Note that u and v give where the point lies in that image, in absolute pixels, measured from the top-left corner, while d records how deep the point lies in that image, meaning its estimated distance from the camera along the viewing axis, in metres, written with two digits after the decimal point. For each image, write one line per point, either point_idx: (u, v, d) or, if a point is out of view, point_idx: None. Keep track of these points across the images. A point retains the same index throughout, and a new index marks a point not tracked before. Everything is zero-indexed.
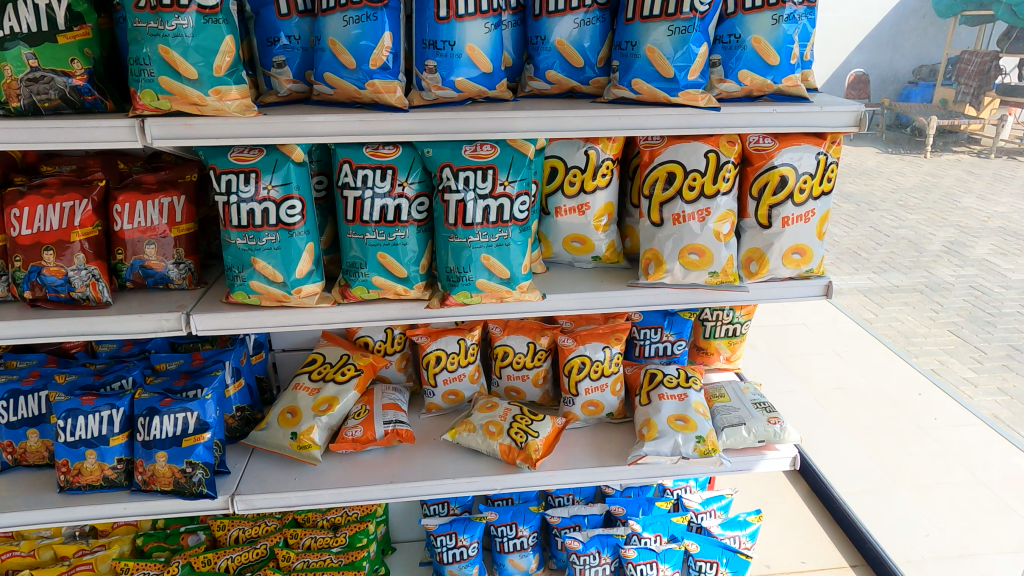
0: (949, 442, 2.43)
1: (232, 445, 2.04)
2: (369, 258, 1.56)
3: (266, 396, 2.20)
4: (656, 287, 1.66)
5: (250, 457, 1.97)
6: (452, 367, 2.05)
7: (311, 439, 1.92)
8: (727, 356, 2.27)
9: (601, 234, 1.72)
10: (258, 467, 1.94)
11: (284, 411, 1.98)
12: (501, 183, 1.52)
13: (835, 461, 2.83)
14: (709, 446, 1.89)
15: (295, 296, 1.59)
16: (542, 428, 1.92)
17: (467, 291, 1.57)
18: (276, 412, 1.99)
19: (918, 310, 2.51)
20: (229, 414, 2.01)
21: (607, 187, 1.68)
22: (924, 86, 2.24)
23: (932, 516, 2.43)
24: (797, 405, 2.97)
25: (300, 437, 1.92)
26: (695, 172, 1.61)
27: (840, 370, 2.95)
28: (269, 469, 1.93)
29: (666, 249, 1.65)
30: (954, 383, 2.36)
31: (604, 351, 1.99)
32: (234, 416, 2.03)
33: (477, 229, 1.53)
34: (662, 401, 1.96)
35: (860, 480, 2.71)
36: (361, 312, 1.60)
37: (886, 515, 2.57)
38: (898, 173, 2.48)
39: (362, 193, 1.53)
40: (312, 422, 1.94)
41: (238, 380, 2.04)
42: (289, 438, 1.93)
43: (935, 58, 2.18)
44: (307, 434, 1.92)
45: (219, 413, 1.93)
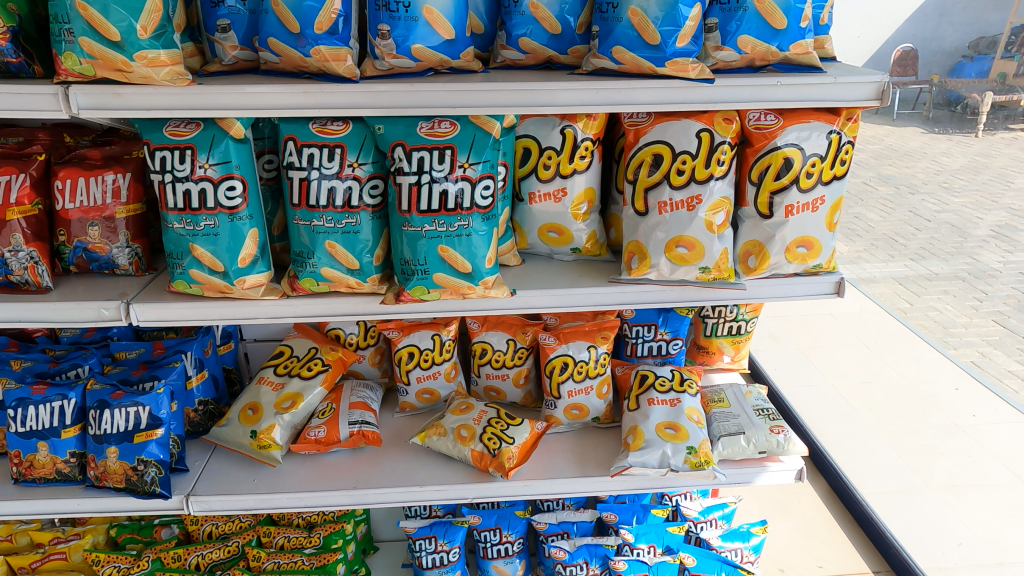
0: (991, 442, 2.18)
1: (193, 440, 1.93)
2: (317, 248, 1.41)
3: (235, 388, 2.09)
4: (640, 283, 1.49)
5: (210, 455, 1.86)
6: (426, 365, 1.90)
7: (271, 439, 1.79)
8: (732, 353, 2.08)
9: (579, 223, 1.54)
10: (218, 466, 1.82)
11: (245, 408, 1.87)
12: (461, 165, 1.33)
13: (859, 459, 2.57)
14: (702, 458, 1.69)
15: (238, 287, 1.44)
16: (519, 433, 1.77)
17: (423, 286, 1.40)
18: (237, 407, 1.88)
19: (959, 299, 2.25)
20: (190, 408, 1.89)
21: (587, 170, 1.49)
22: (982, 60, 1.93)
23: (967, 521, 2.17)
24: (820, 402, 2.81)
25: (259, 436, 1.80)
26: (686, 154, 1.42)
27: (870, 364, 2.75)
28: (232, 469, 1.82)
29: (651, 243, 1.46)
30: (995, 376, 2.10)
31: (589, 351, 1.81)
32: (196, 410, 1.91)
33: (434, 219, 1.35)
34: (651, 406, 1.77)
35: (886, 480, 2.45)
36: (311, 307, 1.47)
37: (914, 518, 2.30)
38: (945, 154, 2.19)
39: (308, 174, 1.36)
40: (273, 420, 1.82)
41: (200, 373, 1.91)
42: (249, 437, 1.81)
43: (997, 28, 1.89)
44: (267, 433, 1.80)
45: (178, 405, 1.80)
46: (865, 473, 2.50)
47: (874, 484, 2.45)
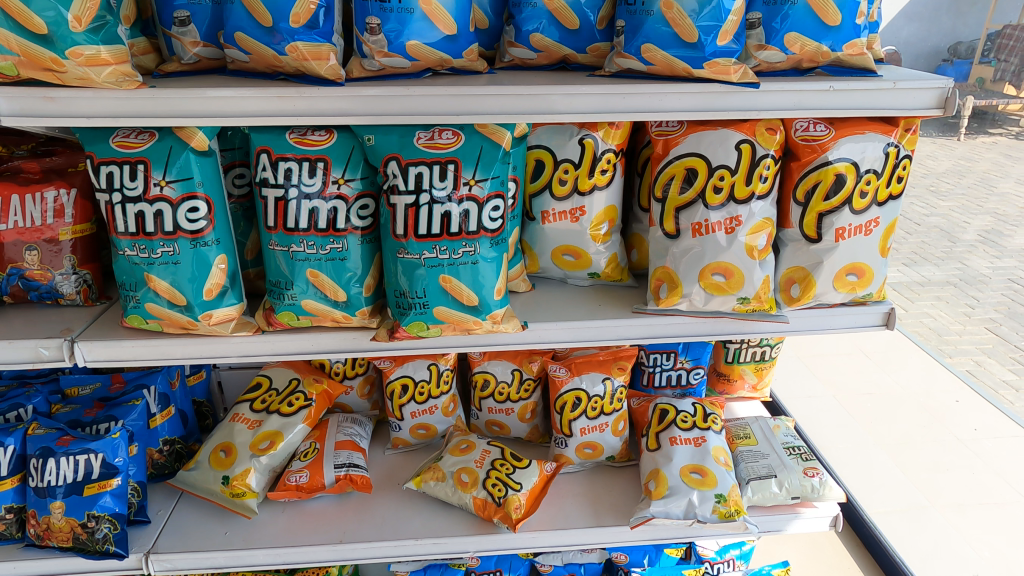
0: (993, 456, 2.15)
1: (156, 483, 1.72)
2: (297, 277, 1.21)
3: (206, 422, 1.88)
4: (669, 315, 1.31)
5: (177, 501, 1.66)
6: (421, 399, 1.70)
7: (246, 486, 1.60)
8: (752, 385, 1.90)
9: (598, 246, 1.35)
10: (184, 516, 1.62)
11: (216, 449, 1.66)
12: (466, 182, 1.13)
13: (858, 475, 2.31)
14: (732, 507, 1.51)
15: (204, 323, 1.24)
16: (526, 478, 1.57)
17: (422, 322, 1.20)
18: (207, 449, 1.67)
19: (951, 306, 2.15)
20: (154, 449, 1.68)
21: (608, 186, 1.30)
22: (960, 63, 1.77)
23: (979, 543, 2.01)
24: (818, 411, 2.52)
25: (232, 482, 1.59)
26: (724, 169, 1.23)
27: (873, 376, 2.59)
28: (202, 519, 1.61)
29: (682, 270, 1.28)
30: (991, 386, 2.05)
31: (604, 384, 1.62)
32: (160, 450, 1.69)
33: (435, 244, 1.15)
34: (673, 446, 1.59)
35: (890, 498, 2.22)
36: (292, 344, 1.27)
37: (924, 540, 2.08)
38: (930, 157, 2.09)
39: (285, 192, 1.16)
40: (247, 464, 1.61)
41: (166, 409, 1.70)
42: (220, 484, 1.61)
43: (970, 35, 1.78)
44: (241, 480, 1.60)
45: (138, 448, 1.59)
46: (867, 488, 2.25)
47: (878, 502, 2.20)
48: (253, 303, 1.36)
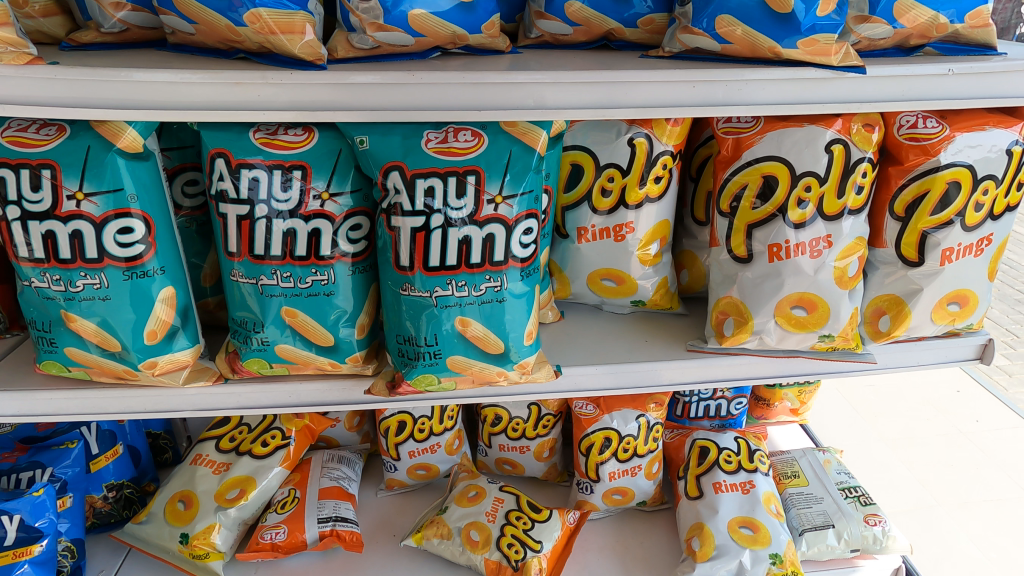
0: (995, 453, 1.86)
1: (100, 533, 1.45)
2: (270, 318, 0.94)
3: (164, 456, 1.61)
4: (733, 355, 1.07)
5: (127, 555, 1.42)
6: (422, 436, 1.45)
7: (209, 546, 1.34)
8: (791, 409, 1.67)
9: (645, 269, 1.09)
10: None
11: (174, 499, 1.40)
12: (490, 199, 0.86)
13: (868, 475, 1.74)
14: (789, 569, 1.29)
15: (146, 372, 0.97)
16: (546, 535, 1.33)
17: (432, 375, 0.94)
18: (163, 498, 1.41)
19: None
20: (95, 497, 1.41)
21: (662, 197, 1.04)
22: None
23: (990, 554, 1.57)
24: (827, 407, 1.93)
25: (192, 542, 1.33)
26: (811, 178, 0.98)
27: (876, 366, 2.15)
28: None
29: (753, 303, 1.03)
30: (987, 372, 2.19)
31: (638, 422, 1.38)
32: (105, 498, 1.43)
33: (449, 279, 0.88)
34: (719, 495, 1.36)
35: (892, 496, 1.70)
36: (264, 397, 1.01)
37: (937, 551, 1.57)
38: None
39: (251, 209, 0.88)
40: (211, 520, 1.35)
41: (111, 448, 1.42)
42: (177, 543, 1.35)
43: None
44: (203, 538, 1.34)
45: (73, 500, 1.33)
46: (877, 489, 1.70)
47: (883, 499, 1.67)
48: (215, 341, 1.09)
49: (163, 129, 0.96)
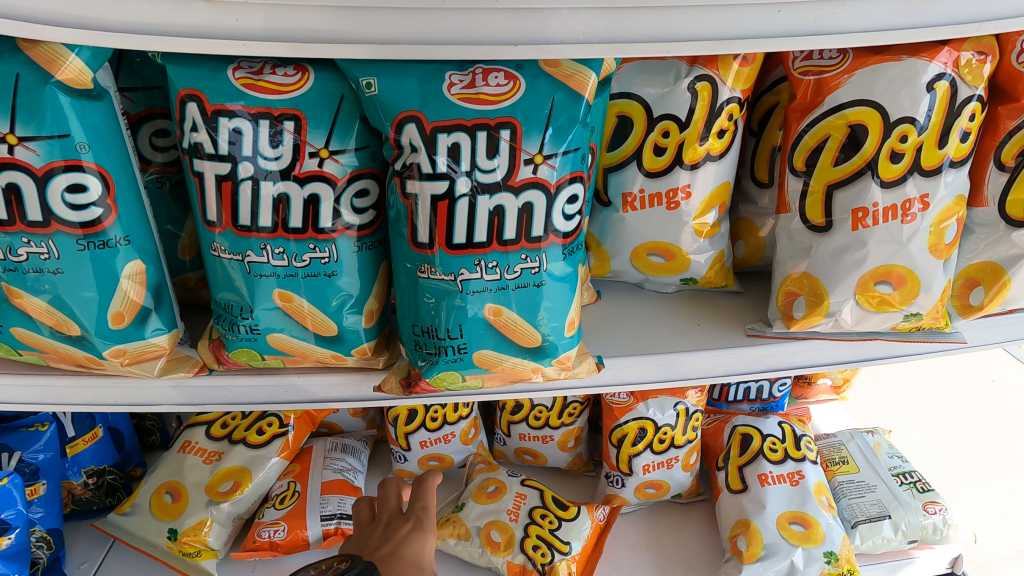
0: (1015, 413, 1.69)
1: (83, 519, 1.33)
2: (259, 302, 0.78)
3: (150, 439, 1.44)
4: (802, 340, 0.92)
5: (111, 546, 1.29)
6: (434, 424, 1.30)
7: (200, 543, 1.20)
8: (834, 387, 1.52)
9: (700, 242, 0.93)
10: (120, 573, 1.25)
11: (161, 490, 1.26)
12: (529, 159, 0.69)
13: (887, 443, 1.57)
14: (845, 568, 1.16)
15: (114, 361, 0.82)
16: (574, 534, 1.20)
17: (455, 372, 0.79)
18: (149, 487, 1.27)
19: None
20: (74, 483, 1.28)
21: (723, 157, 0.87)
22: None
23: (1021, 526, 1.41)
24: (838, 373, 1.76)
25: (181, 539, 1.20)
26: (909, 125, 0.79)
27: None
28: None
29: (830, 280, 0.87)
30: None
31: (676, 411, 1.25)
32: (85, 484, 1.29)
33: (478, 259, 0.71)
34: (766, 488, 1.23)
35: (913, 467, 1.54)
36: (257, 392, 0.87)
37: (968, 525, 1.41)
38: None
39: (234, 168, 0.71)
40: (202, 515, 1.22)
41: (90, 431, 1.27)
42: (165, 538, 1.21)
43: None
44: (192, 535, 1.20)
45: (46, 487, 1.20)
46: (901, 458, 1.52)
47: None
48: (198, 323, 0.94)
49: (122, 62, 0.79)
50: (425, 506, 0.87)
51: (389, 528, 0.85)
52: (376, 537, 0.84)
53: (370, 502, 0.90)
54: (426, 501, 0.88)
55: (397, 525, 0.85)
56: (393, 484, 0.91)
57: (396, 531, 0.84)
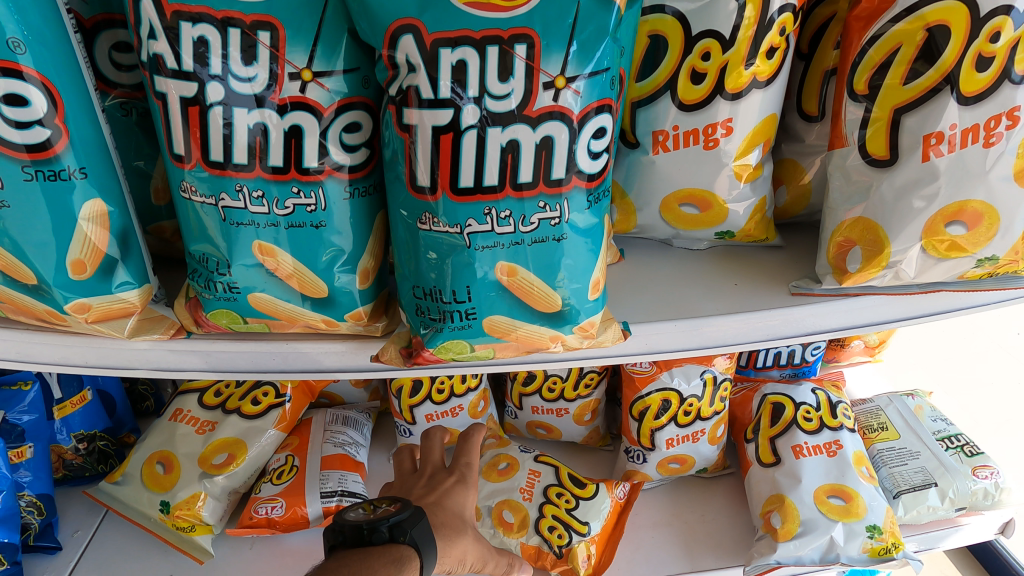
0: None
1: (77, 484, 1.23)
2: (237, 255, 0.66)
3: (144, 405, 1.31)
4: (861, 294, 0.81)
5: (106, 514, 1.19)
6: (440, 397, 1.20)
7: (195, 518, 1.10)
8: (868, 348, 1.38)
9: (739, 187, 0.82)
10: (112, 549, 1.14)
11: (152, 460, 1.15)
12: (549, 83, 0.57)
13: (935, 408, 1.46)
14: (889, 540, 1.07)
15: (78, 318, 0.70)
16: (593, 514, 1.11)
17: (463, 341, 0.69)
18: (140, 457, 1.16)
19: None
20: (64, 447, 1.16)
21: (771, 84, 0.75)
22: None
23: None
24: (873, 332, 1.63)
25: (174, 513, 1.10)
26: (1002, 19, 0.65)
27: None
28: (141, 554, 1.13)
29: (891, 224, 0.74)
30: None
31: (702, 380, 1.14)
32: (76, 449, 1.17)
33: (488, 207, 0.60)
34: (802, 460, 1.13)
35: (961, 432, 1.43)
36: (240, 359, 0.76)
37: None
38: None
39: (202, 90, 0.59)
40: (194, 488, 1.11)
41: (79, 393, 1.14)
42: (158, 511, 1.11)
43: None
44: (185, 508, 1.10)
45: (33, 450, 1.09)
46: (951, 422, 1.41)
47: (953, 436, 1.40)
48: (172, 279, 0.82)
49: None
50: (470, 462, 0.80)
51: (432, 479, 0.77)
52: (418, 487, 0.76)
53: (412, 454, 0.83)
54: (471, 457, 0.81)
55: (440, 477, 0.78)
56: (437, 436, 0.84)
57: (440, 482, 0.77)
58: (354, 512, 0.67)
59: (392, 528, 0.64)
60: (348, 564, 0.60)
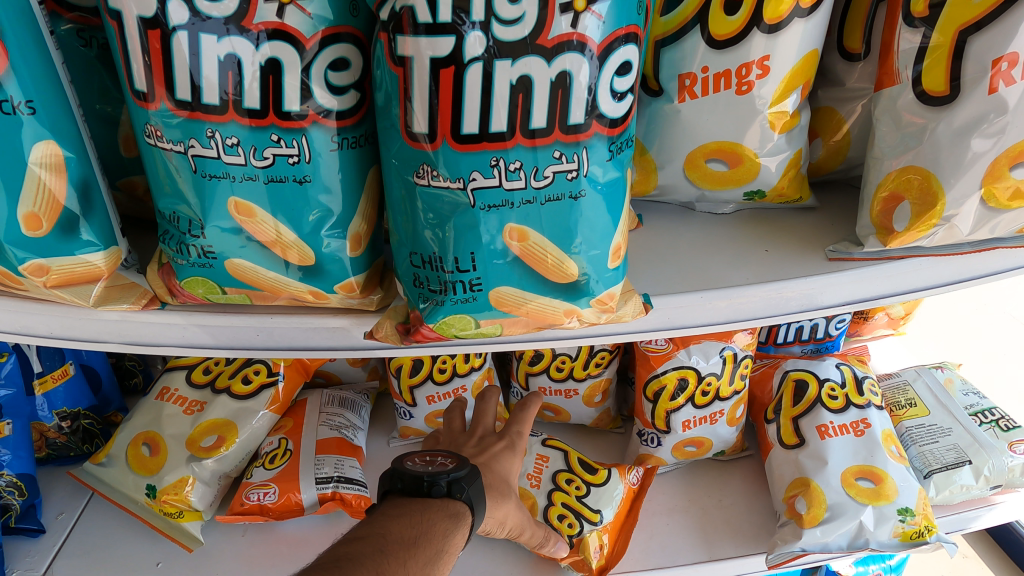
0: None
1: (64, 463, 1.13)
2: (212, 213, 0.58)
3: (133, 382, 1.21)
4: (909, 255, 0.73)
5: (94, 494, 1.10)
6: (443, 376, 1.13)
7: (184, 503, 1.02)
8: (892, 321, 1.29)
9: (775, 138, 0.73)
10: (99, 531, 1.05)
11: (136, 441, 1.06)
12: (567, 6, 0.49)
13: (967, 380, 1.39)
14: (920, 525, 1.01)
15: (35, 281, 0.61)
16: (605, 502, 1.04)
17: (466, 317, 0.61)
18: (125, 436, 1.07)
19: None
20: (45, 425, 1.07)
21: (814, 14, 0.67)
22: None
23: None
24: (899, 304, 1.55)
25: (160, 497, 1.02)
26: None
27: None
28: (127, 539, 1.04)
29: (945, 171, 0.66)
30: None
31: (721, 356, 1.07)
32: (59, 428, 1.08)
33: (495, 157, 0.52)
34: (827, 441, 1.06)
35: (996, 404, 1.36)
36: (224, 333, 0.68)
37: None
38: None
39: (162, 13, 0.50)
40: (182, 472, 1.03)
41: (60, 367, 1.05)
42: (144, 495, 1.03)
43: None
44: (172, 492, 1.01)
45: (12, 428, 1.00)
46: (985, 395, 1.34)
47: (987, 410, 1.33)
48: (144, 243, 0.74)
49: None
50: (520, 431, 0.88)
51: (482, 442, 0.85)
52: (469, 447, 0.85)
53: (462, 413, 0.92)
54: (522, 426, 0.89)
55: (489, 442, 0.85)
56: (490, 399, 0.91)
57: (489, 446, 0.85)
58: (414, 462, 0.74)
59: (450, 483, 0.71)
60: (409, 508, 0.69)
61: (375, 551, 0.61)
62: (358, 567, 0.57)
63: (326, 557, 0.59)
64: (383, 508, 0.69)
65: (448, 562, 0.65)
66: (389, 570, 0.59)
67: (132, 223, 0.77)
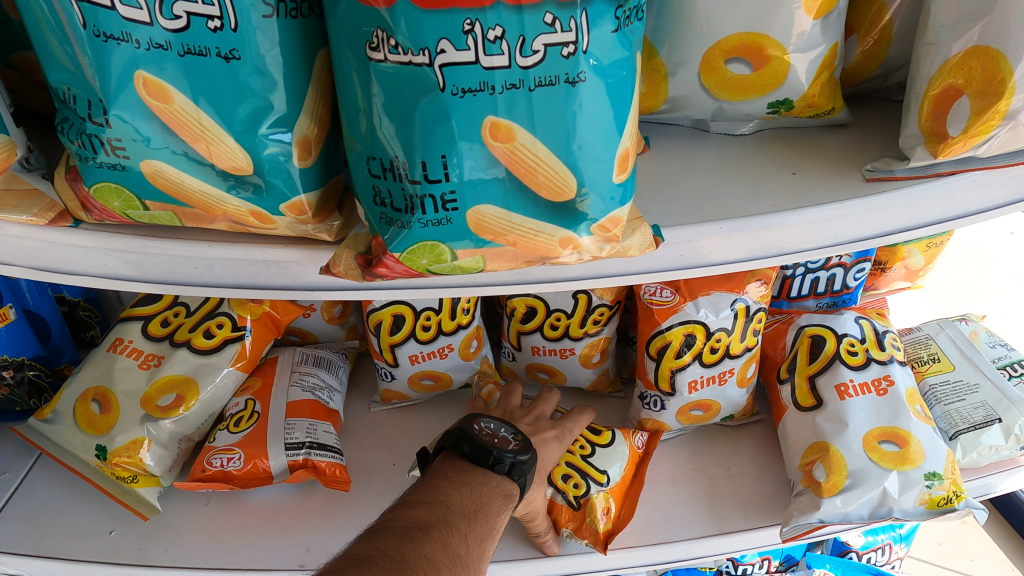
0: None
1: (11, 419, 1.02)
2: (122, 97, 0.47)
3: (87, 335, 1.10)
4: (962, 173, 0.62)
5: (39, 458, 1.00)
6: (427, 333, 1.02)
7: (137, 468, 0.92)
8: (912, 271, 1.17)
9: (810, 25, 0.62)
10: (47, 494, 0.96)
11: (85, 399, 0.96)
12: None
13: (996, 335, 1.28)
14: (949, 492, 0.91)
15: None
16: (613, 462, 0.96)
17: (437, 244, 0.50)
18: (73, 391, 0.96)
19: None
20: None
21: None
22: None
23: None
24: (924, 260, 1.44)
25: (112, 460, 0.92)
26: None
27: None
28: (77, 505, 0.95)
29: (1016, 46, 0.55)
30: None
31: (733, 309, 0.96)
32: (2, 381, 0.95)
33: (469, 19, 0.41)
34: (848, 402, 0.96)
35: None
36: (155, 263, 0.58)
37: None
38: None
39: None
40: (136, 433, 0.92)
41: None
42: (94, 456, 0.93)
43: None
44: (124, 456, 0.92)
45: None
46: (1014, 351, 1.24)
47: None
48: (52, 148, 0.63)
49: None
50: (573, 428, 0.94)
51: (537, 424, 0.91)
52: (524, 423, 0.91)
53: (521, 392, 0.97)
54: (576, 424, 0.94)
55: (543, 426, 0.91)
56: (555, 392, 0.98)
57: (542, 430, 0.91)
58: (481, 431, 0.75)
59: (512, 464, 0.72)
60: (471, 478, 0.69)
61: (439, 521, 0.60)
62: (427, 538, 0.57)
63: (392, 520, 0.59)
64: (446, 469, 0.69)
65: (498, 541, 0.65)
66: (453, 544, 0.58)
67: (44, 127, 0.66)
